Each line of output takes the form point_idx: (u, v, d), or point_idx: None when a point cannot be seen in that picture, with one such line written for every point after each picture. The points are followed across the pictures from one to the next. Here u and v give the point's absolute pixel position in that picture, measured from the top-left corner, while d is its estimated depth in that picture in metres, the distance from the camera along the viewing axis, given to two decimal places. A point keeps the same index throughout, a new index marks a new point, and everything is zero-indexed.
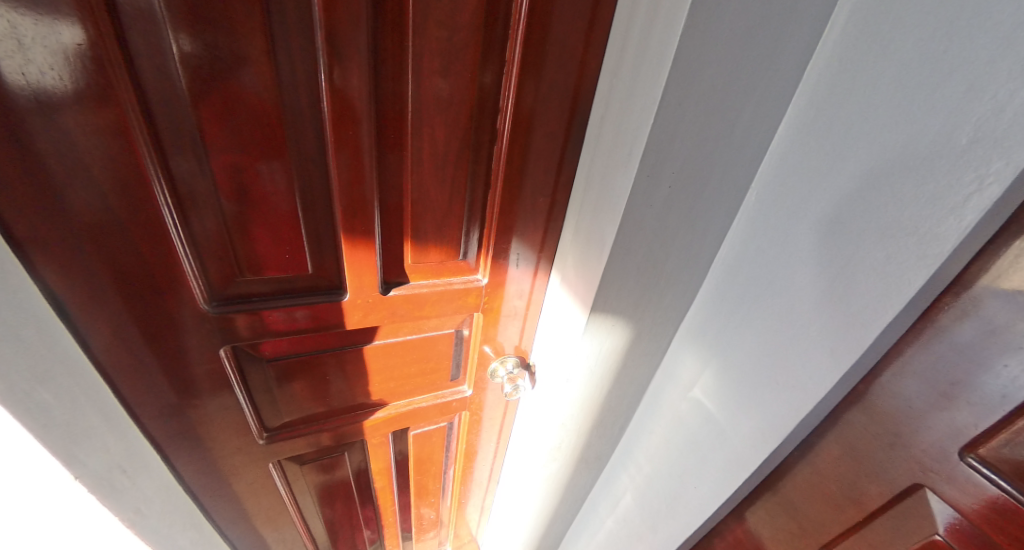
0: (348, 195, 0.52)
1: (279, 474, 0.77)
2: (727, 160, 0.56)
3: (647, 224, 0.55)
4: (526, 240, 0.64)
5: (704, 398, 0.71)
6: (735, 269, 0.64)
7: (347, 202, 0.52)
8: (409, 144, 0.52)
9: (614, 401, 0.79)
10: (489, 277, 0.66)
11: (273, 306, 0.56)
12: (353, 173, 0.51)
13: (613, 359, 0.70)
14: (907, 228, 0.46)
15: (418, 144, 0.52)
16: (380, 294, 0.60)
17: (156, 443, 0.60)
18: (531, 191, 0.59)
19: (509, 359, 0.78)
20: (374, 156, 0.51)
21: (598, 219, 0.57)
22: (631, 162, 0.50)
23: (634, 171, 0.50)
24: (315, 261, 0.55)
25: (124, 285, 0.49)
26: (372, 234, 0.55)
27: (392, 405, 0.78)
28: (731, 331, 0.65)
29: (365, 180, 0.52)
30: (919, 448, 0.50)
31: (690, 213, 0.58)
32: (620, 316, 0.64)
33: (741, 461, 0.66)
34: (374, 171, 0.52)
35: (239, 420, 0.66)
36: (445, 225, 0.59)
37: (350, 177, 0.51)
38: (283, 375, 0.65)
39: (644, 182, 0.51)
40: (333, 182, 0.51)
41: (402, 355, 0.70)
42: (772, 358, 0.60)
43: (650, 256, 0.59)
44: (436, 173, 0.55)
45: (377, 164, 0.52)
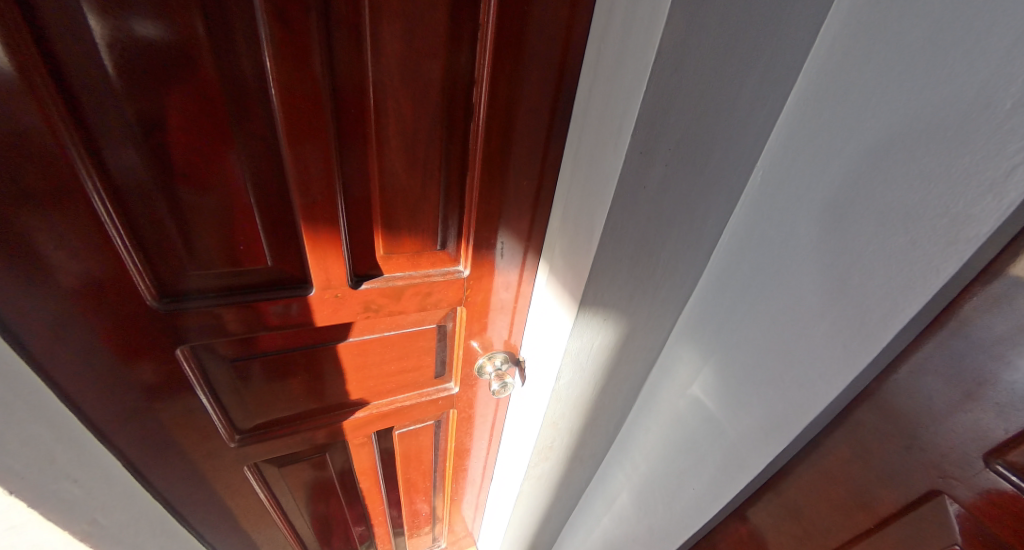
0: (308, 180, 0.47)
1: (257, 476, 0.73)
2: (729, 136, 0.51)
3: (640, 209, 0.50)
4: (510, 228, 0.59)
5: (705, 395, 0.67)
6: (738, 257, 0.59)
7: (308, 188, 0.47)
8: (374, 122, 0.47)
9: (608, 397, 0.75)
10: (471, 270, 0.60)
11: (231, 304, 0.51)
12: (312, 156, 0.46)
13: (605, 355, 0.65)
14: (935, 209, 0.41)
15: (384, 122, 0.47)
16: (350, 288, 0.55)
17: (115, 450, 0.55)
18: (514, 174, 0.54)
19: (498, 355, 0.74)
20: (335, 134, 0.46)
21: (587, 204, 0.51)
22: (623, 137, 0.44)
23: (627, 146, 0.44)
24: (276, 254, 0.50)
25: (52, 279, 0.44)
26: (337, 222, 0.50)
27: (373, 405, 0.73)
28: (733, 325, 0.61)
29: (326, 163, 0.47)
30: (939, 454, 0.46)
31: (688, 196, 0.53)
32: (613, 310, 0.58)
33: (743, 466, 0.61)
34: (335, 152, 0.46)
35: (207, 423, 0.61)
36: (420, 213, 0.54)
37: (309, 159, 0.46)
38: (253, 375, 0.60)
39: (637, 160, 0.45)
40: (287, 164, 0.46)
41: (381, 354, 0.65)
42: (779, 355, 0.55)
43: (645, 243, 0.53)
44: (407, 154, 0.50)
45: (338, 144, 0.46)
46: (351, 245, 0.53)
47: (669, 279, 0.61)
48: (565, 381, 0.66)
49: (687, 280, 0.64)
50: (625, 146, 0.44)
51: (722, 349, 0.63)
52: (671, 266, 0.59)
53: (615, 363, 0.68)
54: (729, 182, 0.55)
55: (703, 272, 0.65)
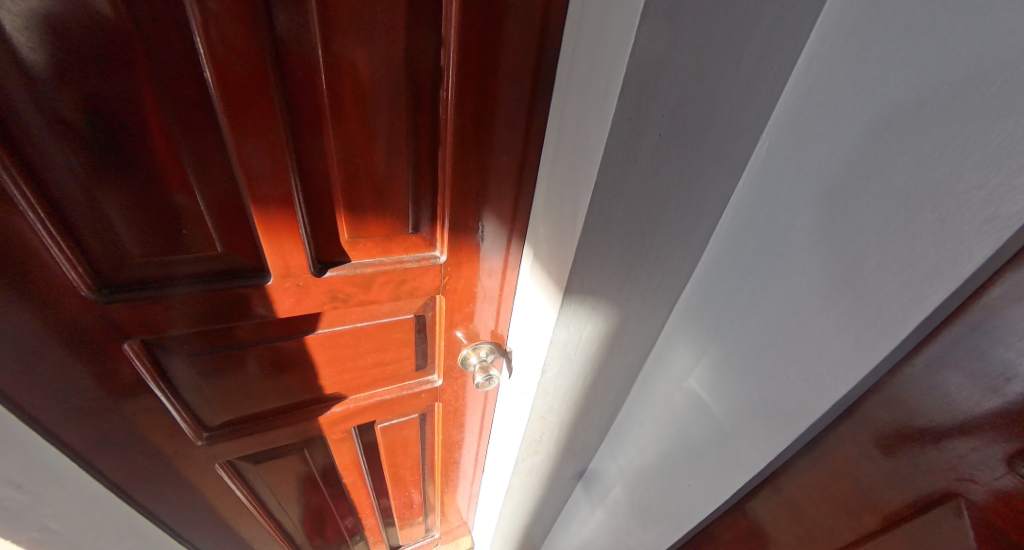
0: (253, 153, 0.41)
1: (232, 473, 0.70)
2: (730, 101, 0.45)
3: (629, 183, 0.44)
4: (491, 210, 0.53)
5: (705, 389, 0.62)
6: (740, 240, 0.55)
7: (256, 164, 0.42)
8: (327, 88, 0.41)
9: (600, 390, 0.71)
10: (449, 256, 0.55)
11: (199, 292, 0.47)
12: (259, 129, 0.40)
13: (595, 346, 0.60)
14: (971, 182, 0.35)
15: (339, 87, 0.41)
16: (313, 276, 0.49)
17: (75, 455, 0.51)
18: (492, 149, 0.49)
19: (483, 346, 0.69)
20: (281, 102, 0.40)
21: (573, 180, 0.46)
22: (610, 99, 0.39)
23: (614, 108, 0.39)
24: (224, 239, 0.45)
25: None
26: (292, 203, 0.45)
27: (350, 399, 0.69)
28: (733, 314, 0.56)
29: (273, 135, 0.41)
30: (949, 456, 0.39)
31: (684, 170, 0.47)
32: (603, 298, 0.53)
33: (742, 464, 0.57)
34: (282, 122, 0.41)
35: (169, 421, 0.57)
36: (387, 193, 0.48)
37: (254, 129, 0.40)
38: (215, 370, 0.56)
39: (626, 125, 0.40)
40: (228, 136, 0.40)
41: (354, 346, 0.60)
42: (787, 346, 0.50)
43: (636, 224, 0.48)
44: (370, 127, 0.44)
45: (288, 114, 0.41)
46: (311, 230, 0.47)
47: (662, 264, 0.55)
48: (551, 374, 0.61)
49: (683, 265, 0.59)
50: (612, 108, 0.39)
51: (721, 340, 0.59)
52: (667, 249, 0.54)
53: (606, 355, 0.63)
54: (730, 155, 0.50)
55: (701, 256, 0.60)
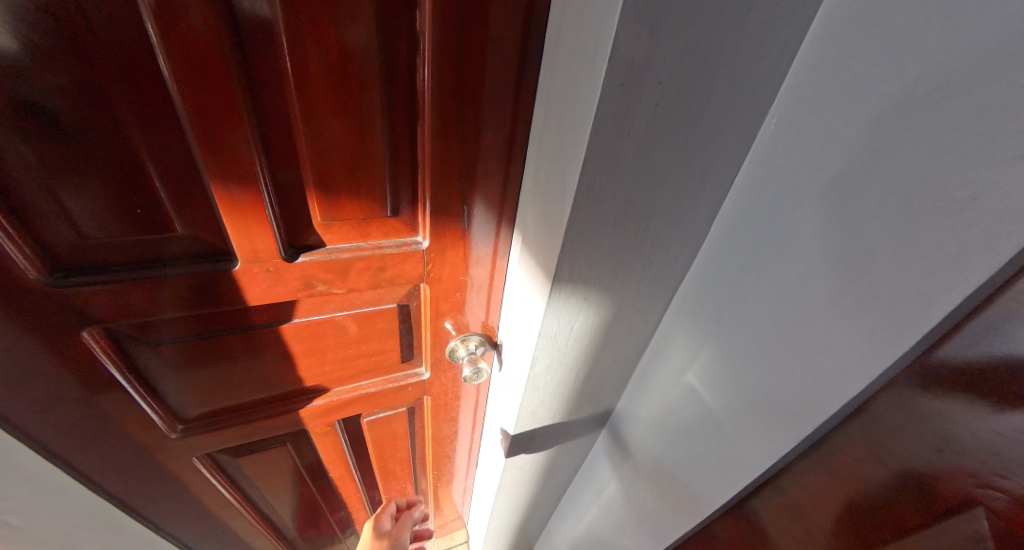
0: (209, 124, 0.38)
1: (212, 467, 0.67)
2: (735, 70, 0.41)
3: (621, 160, 0.40)
4: (477, 191, 0.50)
5: (704, 384, 0.59)
6: (745, 226, 0.51)
7: (215, 138, 0.38)
8: (288, 52, 0.37)
9: (594, 384, 0.68)
10: (432, 241, 0.51)
11: (163, 276, 0.43)
12: (216, 98, 0.37)
13: (588, 338, 0.57)
14: (1009, 156, 0.31)
15: (302, 52, 0.37)
16: (284, 261, 0.46)
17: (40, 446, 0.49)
18: (475, 124, 0.45)
19: (472, 338, 0.65)
20: (238, 67, 0.37)
21: (561, 157, 0.42)
22: (601, 62, 0.35)
23: (605, 73, 0.35)
24: (183, 220, 0.41)
25: None
26: (256, 181, 0.41)
27: (333, 392, 0.66)
28: (736, 305, 0.53)
29: (230, 104, 0.37)
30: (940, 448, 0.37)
31: (682, 147, 0.43)
32: (594, 286, 0.50)
33: (742, 464, 0.54)
34: (239, 89, 0.37)
35: (139, 414, 0.54)
36: (361, 172, 0.44)
37: (208, 98, 0.37)
38: (186, 361, 0.53)
39: (618, 94, 0.36)
40: (179, 105, 0.36)
41: (333, 337, 0.57)
42: (794, 340, 0.46)
43: (630, 206, 0.44)
44: (340, 97, 0.40)
45: (247, 81, 0.37)
46: (279, 211, 0.44)
47: (659, 250, 0.52)
48: (541, 369, 0.58)
49: (682, 253, 0.55)
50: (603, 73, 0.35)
51: (723, 333, 0.55)
52: (664, 235, 0.50)
53: (599, 347, 0.60)
54: (734, 131, 0.46)
55: (702, 244, 0.56)
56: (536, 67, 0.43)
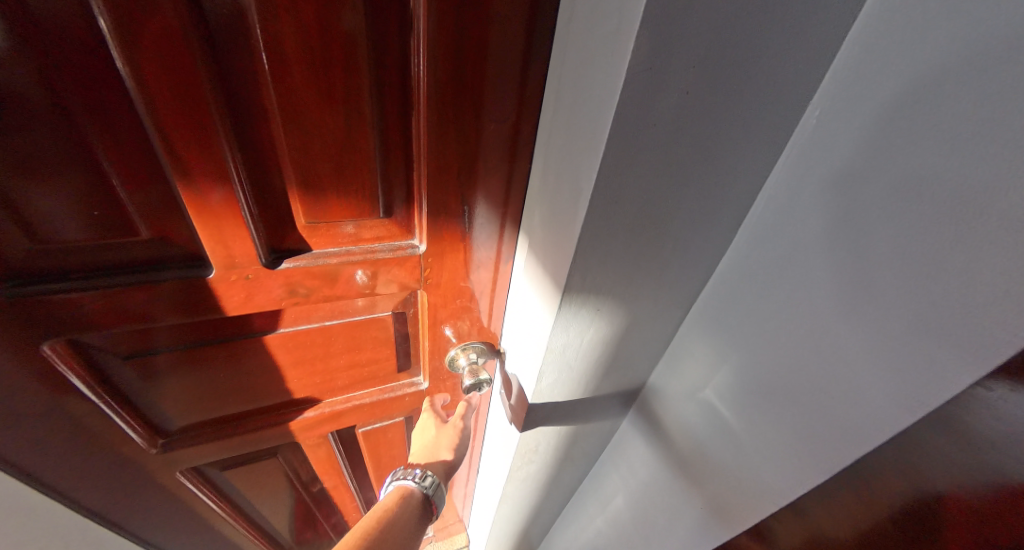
0: (170, 115, 0.32)
1: (197, 480, 0.63)
2: (774, 52, 0.36)
3: (643, 157, 0.35)
4: (478, 190, 0.44)
5: (724, 401, 0.54)
6: (782, 229, 0.45)
7: (177, 131, 0.33)
8: (259, 30, 0.32)
9: (602, 396, 0.63)
10: (429, 245, 0.47)
11: (131, 285, 0.39)
12: (177, 84, 0.31)
13: (598, 350, 0.52)
14: None
15: (274, 30, 0.32)
16: (264, 267, 0.42)
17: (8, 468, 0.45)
18: (477, 115, 0.39)
19: (473, 347, 0.60)
20: (201, 47, 0.31)
21: (574, 153, 0.37)
22: (624, 43, 0.30)
23: (630, 56, 0.30)
24: (148, 223, 0.37)
25: None
26: (229, 180, 0.36)
27: (325, 403, 0.62)
28: (767, 316, 0.47)
29: (193, 91, 0.32)
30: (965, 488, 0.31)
31: (709, 144, 0.38)
32: (608, 296, 0.45)
33: (768, 490, 0.50)
34: (203, 74, 0.32)
35: (114, 429, 0.50)
36: (349, 169, 0.39)
37: (166, 84, 0.31)
38: (162, 374, 0.49)
39: (643, 80, 0.31)
40: (133, 92, 0.31)
41: (323, 346, 0.53)
42: (834, 358, 0.42)
43: (648, 211, 0.40)
44: (322, 84, 0.34)
45: (211, 64, 0.32)
46: (257, 212, 0.39)
47: (678, 256, 0.47)
48: (548, 383, 0.53)
49: (703, 257, 0.50)
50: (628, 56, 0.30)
51: (749, 347, 0.50)
52: (684, 239, 0.46)
53: (610, 359, 0.55)
54: (769, 123, 0.41)
55: (728, 248, 0.51)
56: (547, 49, 0.38)
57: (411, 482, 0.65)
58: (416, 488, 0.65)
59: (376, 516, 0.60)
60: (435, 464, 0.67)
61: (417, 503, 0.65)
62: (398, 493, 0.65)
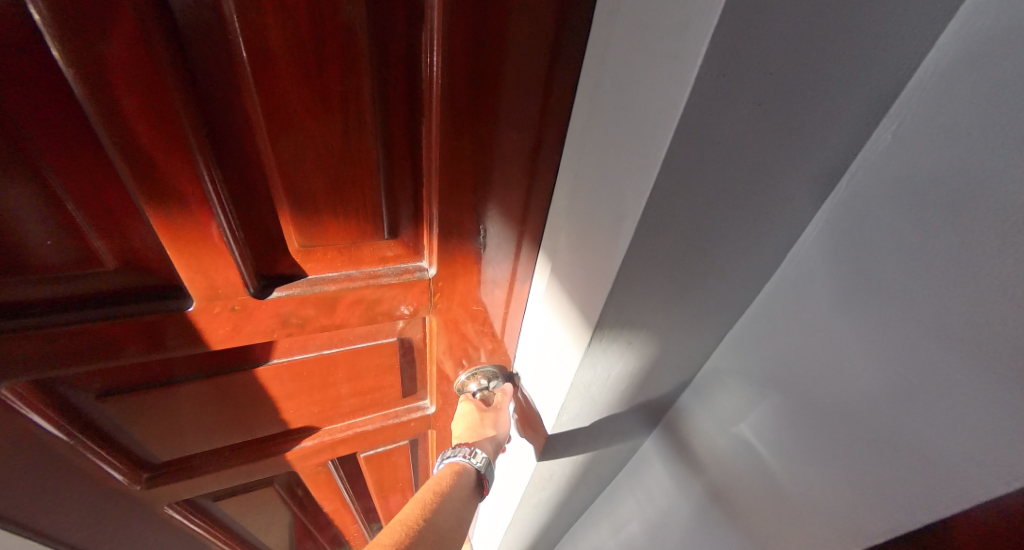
0: (132, 126, 0.27)
1: (187, 510, 0.59)
2: (872, 54, 0.29)
3: (700, 181, 0.29)
4: (496, 206, 0.39)
5: (763, 438, 0.49)
6: (847, 261, 0.38)
7: (142, 147, 0.27)
8: (237, 20, 0.25)
9: (622, 424, 0.58)
10: (440, 268, 0.41)
11: (96, 323, 0.33)
12: (138, 91, 0.25)
13: (625, 382, 0.47)
14: None
15: (254, 23, 0.26)
16: (254, 297, 0.36)
17: None
18: (497, 124, 0.34)
19: (484, 372, 0.55)
20: (165, 45, 0.25)
21: (613, 176, 0.30)
22: (696, 46, 0.23)
23: (701, 64, 0.23)
24: (113, 249, 0.31)
25: None
26: (206, 202, 0.31)
27: (324, 431, 0.57)
28: (822, 351, 0.42)
29: (159, 100, 0.26)
30: (1017, 542, 0.28)
31: (776, 167, 0.32)
32: (642, 329, 0.40)
33: (815, 541, 0.45)
34: (167, 76, 0.26)
35: (91, 470, 0.46)
36: (348, 187, 0.34)
37: (123, 88, 0.25)
38: (141, 412, 0.43)
39: (712, 93, 0.24)
40: (84, 101, 0.25)
41: (320, 376, 0.48)
42: (910, 409, 0.36)
43: (696, 242, 0.34)
44: (315, 88, 0.29)
45: (179, 67, 0.26)
46: (242, 235, 0.33)
47: (722, 284, 0.41)
48: (569, 416, 0.48)
49: (750, 284, 0.44)
50: (698, 63, 0.23)
51: (797, 384, 0.45)
52: (731, 267, 0.40)
53: (636, 389, 0.50)
54: (851, 139, 0.34)
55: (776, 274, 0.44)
56: (582, 46, 0.32)
57: (462, 459, 0.55)
58: (469, 465, 0.54)
59: (434, 490, 0.51)
60: (482, 442, 0.57)
61: (473, 481, 0.55)
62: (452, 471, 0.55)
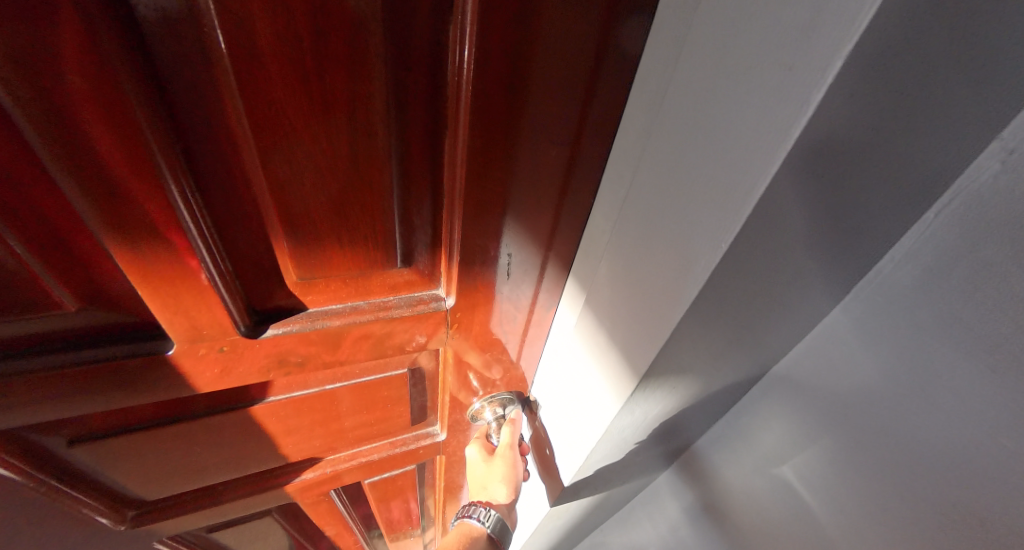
0: (88, 144, 0.21)
1: (177, 541, 0.55)
2: None
3: (789, 219, 0.24)
4: (525, 229, 0.33)
5: (809, 483, 0.44)
6: (932, 308, 0.32)
7: (103, 172, 0.22)
8: (215, 10, 0.20)
9: (647, 457, 0.54)
10: (459, 298, 0.36)
11: (58, 370, 0.28)
12: (91, 104, 0.20)
13: (660, 421, 0.42)
14: None
15: (238, 18, 0.20)
16: (245, 336, 0.31)
17: None
18: (533, 138, 0.28)
19: (499, 398, 0.50)
20: (120, 47, 0.19)
21: (682, 208, 0.24)
22: (827, 59, 0.17)
23: (832, 84, 0.17)
24: (72, 286, 0.26)
25: None
26: (185, 234, 0.25)
27: (325, 461, 0.52)
28: (891, 400, 0.36)
29: (119, 115, 0.21)
30: None
31: (873, 204, 0.26)
32: (689, 373, 0.35)
33: None
34: (126, 82, 0.20)
35: (66, 514, 0.41)
36: (356, 211, 0.29)
37: (71, 98, 0.20)
38: (121, 456, 0.38)
39: (835, 120, 0.19)
40: (20, 118, 0.20)
41: (323, 411, 0.43)
42: (1006, 478, 0.31)
43: (766, 285, 0.29)
44: (314, 97, 0.23)
45: (142, 74, 0.20)
46: (230, 267, 0.28)
47: (781, 322, 0.36)
48: (597, 456, 0.43)
49: (811, 318, 0.39)
50: (828, 82, 0.17)
51: (857, 433, 0.39)
52: (797, 305, 0.34)
53: (669, 426, 0.46)
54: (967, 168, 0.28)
55: (840, 308, 0.38)
56: (641, 47, 0.26)
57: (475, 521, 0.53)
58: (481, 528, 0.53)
59: None
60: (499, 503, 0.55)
61: (486, 547, 0.52)
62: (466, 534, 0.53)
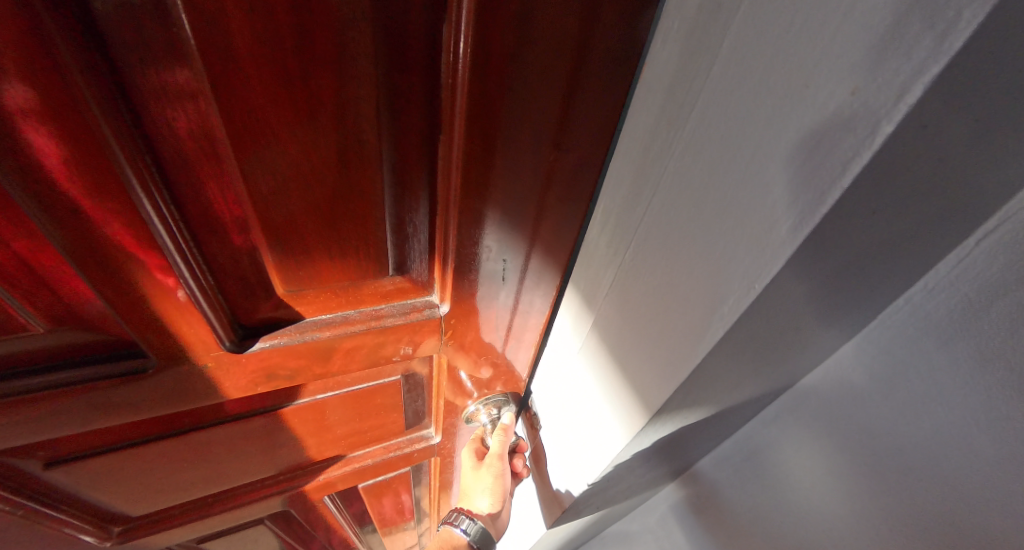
0: (46, 156, 0.19)
1: None
2: None
3: (818, 250, 0.22)
4: (523, 238, 0.32)
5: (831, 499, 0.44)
6: (966, 325, 0.33)
7: (69, 187, 0.20)
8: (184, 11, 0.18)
9: (650, 472, 0.53)
10: (454, 304, 0.35)
11: (28, 396, 0.26)
12: (51, 117, 0.18)
13: (663, 440, 0.41)
14: None
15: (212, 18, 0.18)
16: (230, 351, 0.30)
17: None
18: (532, 143, 0.27)
19: (493, 400, 0.48)
20: (77, 52, 0.17)
21: (714, 234, 0.24)
22: (906, 84, 0.16)
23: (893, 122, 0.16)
24: (41, 310, 0.24)
25: None
26: (160, 247, 0.24)
27: (317, 470, 0.51)
28: (913, 410, 0.37)
29: (81, 124, 0.19)
30: None
31: (892, 245, 0.26)
32: (697, 399, 0.34)
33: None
34: (87, 89, 0.18)
35: (46, 533, 0.39)
36: (345, 220, 0.27)
37: (21, 107, 0.18)
38: (103, 475, 0.37)
39: (891, 153, 0.18)
40: None
41: (315, 422, 0.42)
42: None
43: (783, 318, 0.28)
44: (299, 103, 0.22)
45: (107, 83, 0.18)
46: (212, 281, 0.27)
47: (792, 349, 0.35)
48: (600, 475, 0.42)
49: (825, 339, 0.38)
50: (900, 114, 0.16)
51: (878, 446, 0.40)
52: (812, 330, 0.33)
53: (671, 444, 0.45)
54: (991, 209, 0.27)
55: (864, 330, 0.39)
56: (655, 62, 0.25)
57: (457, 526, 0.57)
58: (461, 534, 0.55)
59: None
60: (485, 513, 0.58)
61: None
62: (447, 541, 0.56)
